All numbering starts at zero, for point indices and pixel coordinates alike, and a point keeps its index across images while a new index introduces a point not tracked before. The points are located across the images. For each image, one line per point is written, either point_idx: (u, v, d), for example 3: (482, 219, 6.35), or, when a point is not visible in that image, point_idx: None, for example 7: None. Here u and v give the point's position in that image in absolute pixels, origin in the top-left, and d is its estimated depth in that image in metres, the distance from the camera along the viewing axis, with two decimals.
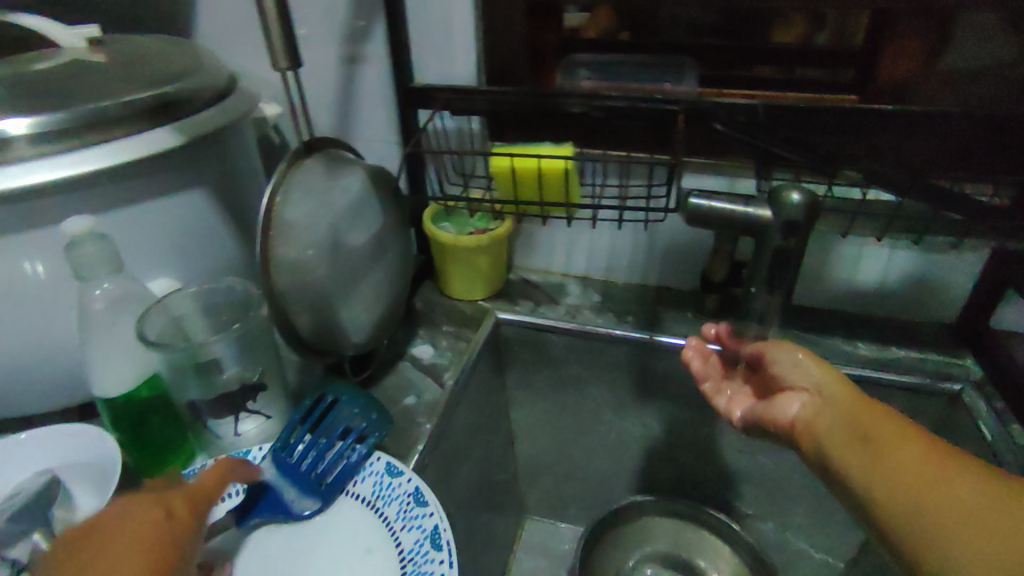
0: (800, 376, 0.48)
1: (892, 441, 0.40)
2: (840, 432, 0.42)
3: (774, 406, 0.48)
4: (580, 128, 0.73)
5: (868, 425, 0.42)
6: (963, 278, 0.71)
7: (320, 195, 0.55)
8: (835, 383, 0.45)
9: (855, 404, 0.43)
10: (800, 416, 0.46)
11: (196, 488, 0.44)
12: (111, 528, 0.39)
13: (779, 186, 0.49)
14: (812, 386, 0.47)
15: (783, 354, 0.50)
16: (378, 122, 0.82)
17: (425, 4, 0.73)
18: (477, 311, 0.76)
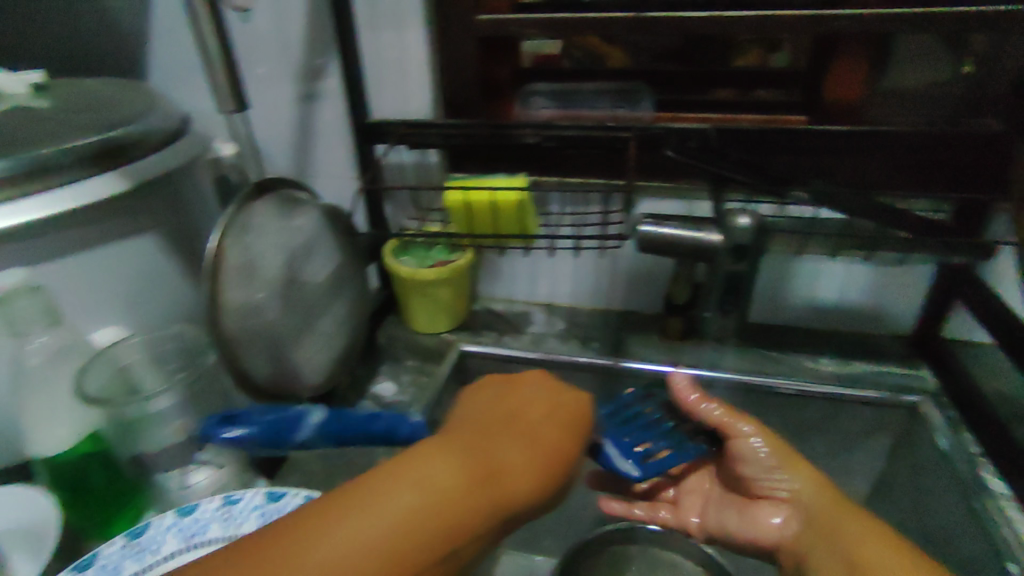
0: (773, 483, 0.55)
1: (870, 554, 0.44)
2: (824, 551, 0.48)
3: (759, 521, 0.57)
4: (536, 158, 0.74)
5: (851, 544, 0.46)
6: (917, 291, 0.73)
7: (272, 237, 0.55)
8: (809, 493, 0.53)
9: (844, 517, 0.48)
10: (780, 531, 0.55)
11: (566, 406, 0.44)
12: (510, 413, 0.42)
13: (728, 212, 0.50)
14: (790, 494, 0.54)
15: (752, 458, 0.56)
16: (335, 158, 0.82)
17: (381, 43, 0.75)
18: (440, 344, 0.76)
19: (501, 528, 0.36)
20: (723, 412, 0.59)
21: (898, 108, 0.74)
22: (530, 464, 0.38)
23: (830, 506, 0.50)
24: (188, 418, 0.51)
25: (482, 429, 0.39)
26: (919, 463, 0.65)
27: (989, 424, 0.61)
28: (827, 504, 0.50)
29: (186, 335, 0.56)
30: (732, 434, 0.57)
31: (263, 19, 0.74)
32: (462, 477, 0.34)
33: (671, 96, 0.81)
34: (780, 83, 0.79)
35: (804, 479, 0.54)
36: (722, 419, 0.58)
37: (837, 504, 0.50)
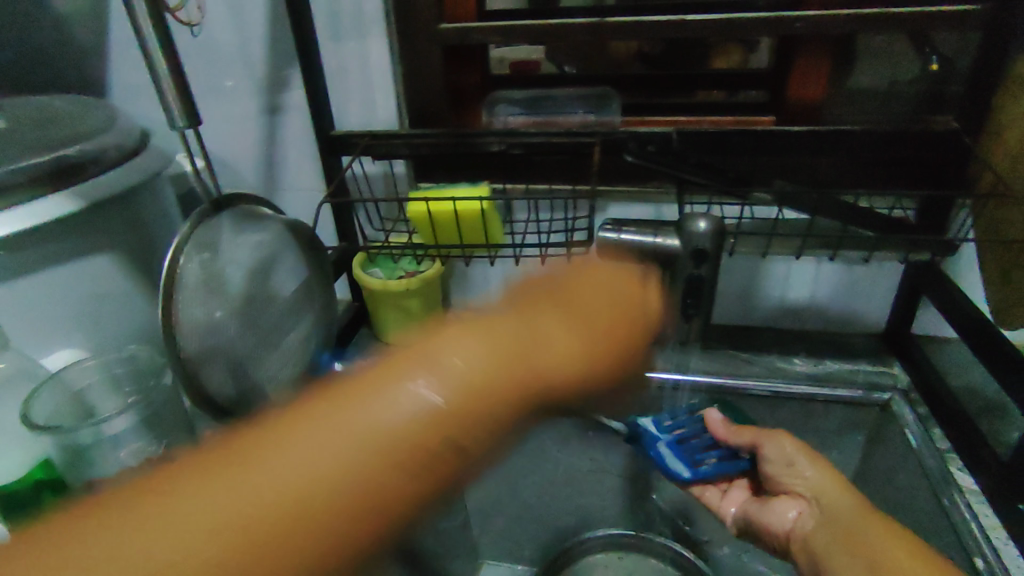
0: (795, 480, 0.53)
1: (893, 562, 0.44)
2: (845, 552, 0.47)
3: (773, 511, 0.55)
4: (504, 165, 0.73)
5: (876, 551, 0.45)
6: (887, 288, 0.73)
7: (232, 252, 0.55)
8: (832, 491, 0.51)
9: (865, 521, 0.48)
10: (796, 525, 0.52)
11: (627, 296, 0.52)
12: (576, 276, 0.52)
13: (686, 217, 0.51)
14: (812, 490, 0.52)
15: (778, 453, 0.54)
16: (302, 170, 0.81)
17: (344, 51, 0.74)
18: (414, 356, 0.75)
19: (456, 476, 0.45)
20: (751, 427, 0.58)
21: (863, 107, 0.75)
22: (576, 340, 0.49)
23: (858, 514, 0.49)
24: (143, 442, 0.54)
25: (566, 288, 0.51)
26: (892, 461, 0.65)
27: (959, 420, 0.61)
28: (854, 511, 0.49)
29: (142, 353, 0.57)
30: (762, 441, 0.55)
31: (224, 32, 0.74)
32: (424, 428, 0.43)
33: (640, 99, 0.81)
34: (746, 82, 0.78)
35: (828, 478, 0.52)
36: (751, 434, 0.57)
37: (865, 513, 0.49)
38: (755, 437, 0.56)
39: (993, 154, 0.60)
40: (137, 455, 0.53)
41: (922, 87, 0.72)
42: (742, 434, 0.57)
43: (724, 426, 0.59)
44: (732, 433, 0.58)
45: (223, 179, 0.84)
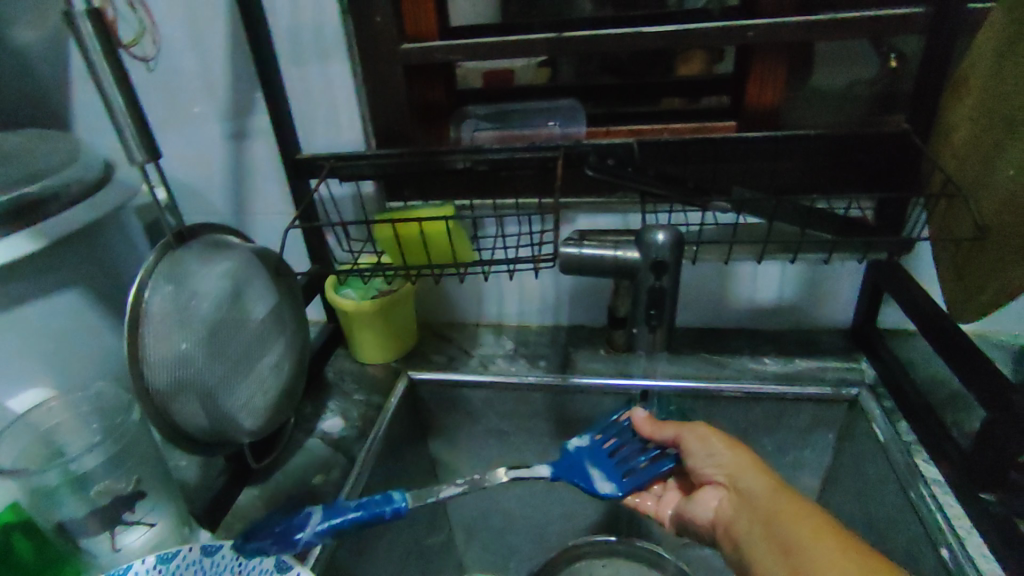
0: (715, 468, 0.55)
1: (793, 529, 0.45)
2: (756, 530, 0.48)
3: (699, 501, 0.56)
4: (470, 180, 0.74)
5: (780, 522, 0.47)
6: (850, 285, 0.75)
7: (195, 284, 0.55)
8: (745, 474, 0.52)
9: (774, 502, 0.48)
10: (716, 511, 0.54)
11: None
12: None
13: (645, 229, 0.51)
14: (728, 474, 0.54)
15: (697, 445, 0.56)
16: (270, 194, 0.81)
17: (307, 74, 0.74)
18: (390, 374, 0.76)
19: None
20: (672, 422, 0.60)
21: (822, 110, 0.76)
22: None
23: (768, 491, 0.50)
24: (113, 476, 0.53)
25: None
26: (861, 454, 0.66)
27: (921, 411, 0.63)
28: (763, 489, 0.50)
29: (108, 392, 0.58)
30: (683, 434, 0.58)
31: (186, 60, 0.74)
32: None
33: (606, 109, 0.81)
34: (709, 89, 0.79)
35: (742, 460, 0.53)
36: (673, 428, 0.59)
37: (774, 489, 0.50)
38: (675, 432, 0.59)
39: (941, 153, 0.62)
40: (109, 491, 0.53)
41: (880, 88, 0.73)
42: (664, 430, 0.60)
43: (647, 421, 0.61)
44: (656, 430, 0.60)
45: (193, 206, 0.84)
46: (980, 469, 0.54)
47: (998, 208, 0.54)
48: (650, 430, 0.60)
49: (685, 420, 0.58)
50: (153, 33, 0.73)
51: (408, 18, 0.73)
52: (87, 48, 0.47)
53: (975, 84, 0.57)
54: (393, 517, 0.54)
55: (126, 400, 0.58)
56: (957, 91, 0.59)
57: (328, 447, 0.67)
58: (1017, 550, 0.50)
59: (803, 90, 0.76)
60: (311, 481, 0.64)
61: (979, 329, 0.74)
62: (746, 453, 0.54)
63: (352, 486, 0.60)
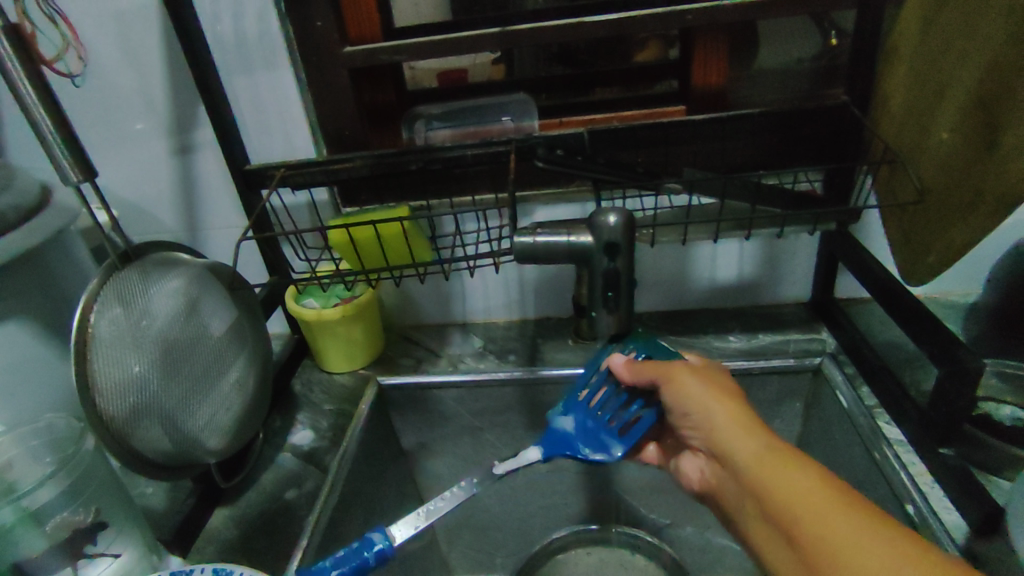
0: (697, 421, 0.50)
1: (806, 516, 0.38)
2: (751, 504, 0.44)
3: (687, 467, 0.57)
4: (426, 180, 0.73)
5: (779, 500, 0.40)
6: (806, 258, 0.77)
7: (143, 301, 0.54)
8: (726, 431, 0.46)
9: (760, 462, 0.43)
10: (699, 478, 0.55)
11: None
12: None
13: (597, 214, 0.52)
14: (708, 435, 0.48)
15: (679, 396, 0.51)
16: (221, 207, 0.79)
17: (252, 84, 0.73)
18: (359, 381, 0.75)
19: None
20: (650, 364, 0.56)
21: (768, 89, 0.77)
22: None
23: (751, 452, 0.44)
24: (72, 508, 0.53)
25: None
26: (826, 422, 0.68)
27: (881, 375, 0.64)
28: (745, 455, 0.44)
29: (59, 422, 0.57)
30: (662, 383, 0.53)
31: (122, 77, 0.72)
32: None
33: (558, 100, 0.81)
34: (659, 73, 0.79)
35: (717, 416, 0.48)
36: (650, 372, 0.55)
37: (762, 451, 0.43)
38: (655, 377, 0.54)
39: (881, 123, 0.63)
40: (69, 522, 0.52)
41: (822, 64, 0.75)
42: (641, 376, 0.56)
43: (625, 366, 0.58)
44: (634, 375, 0.56)
45: (141, 226, 0.82)
46: (937, 426, 0.56)
47: (937, 170, 0.55)
48: (629, 377, 0.58)
49: (661, 366, 0.54)
50: (79, 49, 0.70)
51: (351, 20, 0.72)
52: (8, 68, 0.45)
53: (906, 54, 0.59)
54: (378, 560, 0.52)
55: (77, 428, 0.57)
56: (889, 61, 0.62)
57: (300, 461, 0.66)
58: (976, 498, 0.52)
59: (749, 70, 0.77)
60: (284, 496, 0.63)
61: (932, 292, 0.77)
62: (732, 400, 0.48)
63: (326, 496, 0.58)
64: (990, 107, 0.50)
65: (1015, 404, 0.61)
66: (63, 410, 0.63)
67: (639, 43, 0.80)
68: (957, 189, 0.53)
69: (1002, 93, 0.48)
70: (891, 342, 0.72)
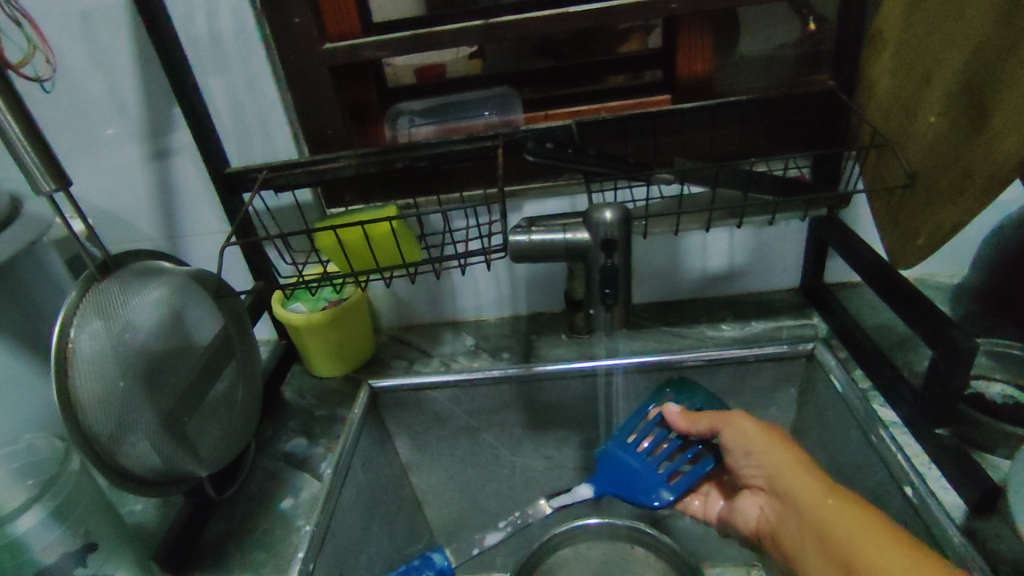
0: (753, 466, 0.56)
1: (860, 548, 0.44)
2: (808, 538, 0.49)
3: (741, 509, 0.59)
4: (413, 177, 0.72)
5: (834, 531, 0.46)
6: (795, 244, 0.77)
7: (117, 308, 0.51)
8: (784, 466, 0.53)
9: (812, 494, 0.50)
10: (761, 517, 0.57)
11: None
12: None
13: (592, 208, 0.51)
14: (768, 475, 0.55)
15: (733, 442, 0.58)
16: (201, 212, 0.77)
17: (230, 85, 0.71)
18: (350, 385, 0.74)
19: None
20: (705, 413, 0.61)
21: (752, 76, 0.77)
22: None
23: (806, 489, 0.51)
24: (59, 533, 0.51)
25: None
26: (822, 406, 0.68)
27: (876, 359, 0.65)
28: (811, 497, 0.50)
29: (41, 443, 0.56)
30: (719, 426, 0.59)
31: (92, 81, 0.69)
32: None
33: (542, 93, 0.80)
34: (643, 63, 0.79)
35: (780, 459, 0.54)
36: (706, 421, 0.61)
37: (816, 489, 0.50)
38: (713, 425, 0.60)
39: (868, 107, 0.63)
40: (58, 547, 0.51)
41: (805, 50, 0.75)
42: (698, 424, 0.61)
43: (680, 415, 0.63)
44: (691, 426, 0.62)
45: (118, 234, 0.79)
46: (931, 406, 0.56)
47: (924, 152, 0.56)
48: (685, 425, 0.62)
49: (718, 413, 0.59)
50: (47, 52, 0.67)
51: (328, 17, 0.70)
52: None
53: (891, 37, 0.59)
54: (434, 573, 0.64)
55: (60, 449, 0.56)
56: (874, 46, 0.62)
57: (293, 469, 0.65)
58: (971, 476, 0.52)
59: (733, 58, 0.77)
60: (279, 506, 0.62)
61: (922, 274, 0.77)
62: (794, 447, 0.55)
63: (323, 504, 0.57)
64: (977, 90, 0.50)
65: (1006, 381, 0.61)
66: (46, 430, 0.61)
67: (623, 35, 0.79)
68: (944, 171, 0.53)
69: (987, 77, 0.49)
70: (882, 325, 0.72)
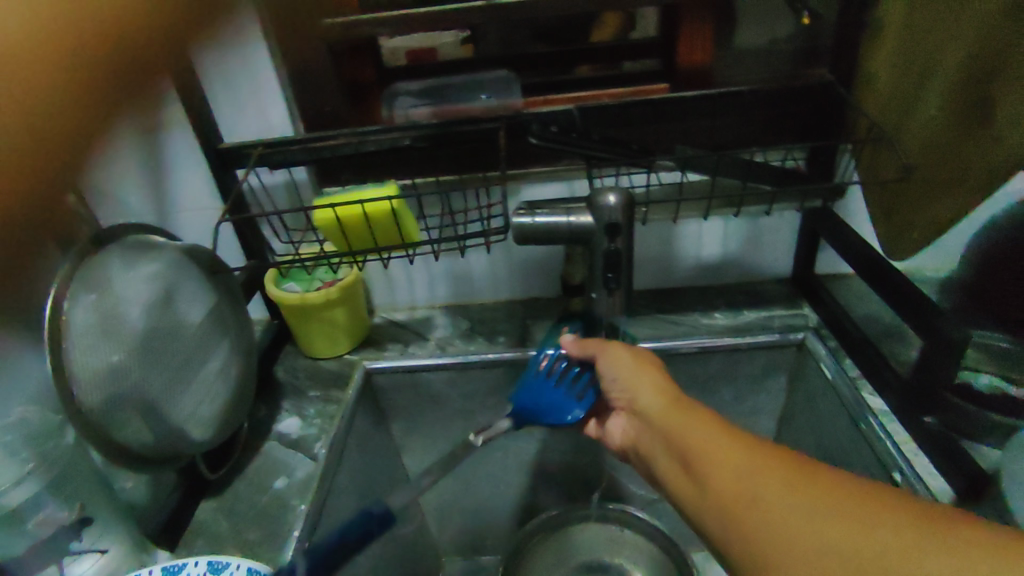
0: (618, 388, 0.54)
1: (717, 465, 0.39)
2: (669, 458, 0.45)
3: (610, 429, 0.58)
4: (408, 158, 0.72)
5: (692, 448, 0.42)
6: (789, 234, 0.78)
7: (103, 282, 0.51)
8: (644, 386, 0.51)
9: (673, 414, 0.46)
10: (624, 435, 0.55)
11: None
12: None
13: (595, 191, 0.51)
14: (629, 397, 0.52)
15: (609, 365, 0.55)
16: (195, 188, 0.75)
17: (225, 60, 0.70)
18: (344, 366, 0.74)
19: None
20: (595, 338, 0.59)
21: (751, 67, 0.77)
22: None
23: (663, 409, 0.48)
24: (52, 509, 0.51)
25: None
26: (811, 395, 0.69)
27: (864, 348, 0.66)
28: (664, 415, 0.47)
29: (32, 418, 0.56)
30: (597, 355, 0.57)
31: None
32: None
33: (541, 78, 0.79)
34: (640, 52, 0.79)
35: (641, 380, 0.52)
36: (593, 347, 0.58)
37: (670, 405, 0.47)
38: (592, 351, 0.58)
39: (864, 101, 0.64)
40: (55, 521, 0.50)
41: (803, 41, 0.75)
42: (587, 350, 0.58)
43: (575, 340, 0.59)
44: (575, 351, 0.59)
45: (107, 209, 0.77)
46: (921, 394, 0.58)
47: (921, 146, 0.57)
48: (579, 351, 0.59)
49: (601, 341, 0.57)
50: None
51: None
52: None
53: (891, 31, 0.59)
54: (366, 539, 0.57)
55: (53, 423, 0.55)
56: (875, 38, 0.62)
57: (287, 450, 0.64)
58: (957, 462, 0.54)
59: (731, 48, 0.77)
60: (273, 486, 0.61)
61: (909, 268, 0.79)
62: (653, 368, 0.53)
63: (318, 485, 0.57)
64: (981, 83, 0.51)
65: (993, 372, 0.63)
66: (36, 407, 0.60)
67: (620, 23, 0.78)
68: (943, 164, 0.55)
69: (993, 70, 0.50)
70: (870, 315, 0.74)
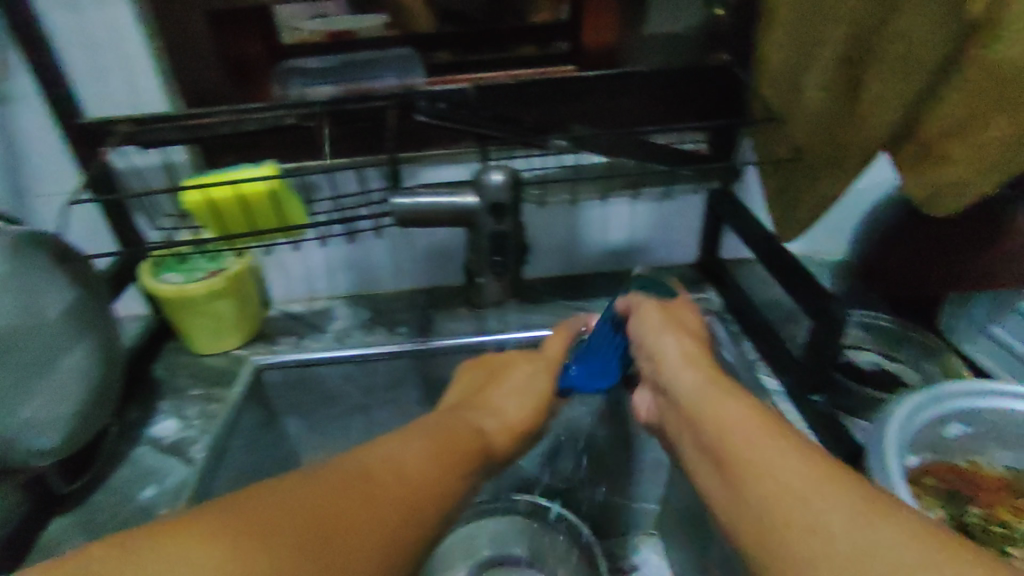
0: (648, 358, 0.55)
1: (757, 463, 0.38)
2: (696, 447, 0.45)
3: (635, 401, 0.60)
4: (296, 137, 0.67)
5: (719, 438, 0.42)
6: (695, 218, 0.78)
7: None
8: (684, 352, 0.52)
9: (707, 392, 0.46)
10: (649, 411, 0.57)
11: None
12: None
13: (481, 170, 0.48)
14: (656, 366, 0.54)
15: (647, 325, 0.57)
16: (54, 169, 0.68)
17: (82, 25, 0.62)
18: (230, 363, 0.68)
19: None
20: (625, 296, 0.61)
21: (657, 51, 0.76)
22: None
23: (698, 382, 0.48)
24: None
25: None
26: None
27: (761, 330, 0.67)
28: (697, 390, 0.47)
29: None
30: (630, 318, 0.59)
31: None
32: None
33: (445, 57, 0.75)
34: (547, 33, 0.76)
35: (672, 348, 0.53)
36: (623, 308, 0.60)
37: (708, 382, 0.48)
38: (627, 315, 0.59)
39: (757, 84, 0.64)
40: None
41: None
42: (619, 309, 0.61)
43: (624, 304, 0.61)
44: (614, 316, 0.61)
45: None
46: (811, 374, 0.59)
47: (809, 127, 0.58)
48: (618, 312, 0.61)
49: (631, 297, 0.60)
50: None
51: None
52: None
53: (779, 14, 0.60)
54: None
55: None
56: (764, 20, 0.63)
57: (160, 455, 0.59)
58: (837, 441, 0.55)
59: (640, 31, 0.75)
60: (141, 496, 0.56)
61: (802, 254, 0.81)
62: (691, 338, 0.54)
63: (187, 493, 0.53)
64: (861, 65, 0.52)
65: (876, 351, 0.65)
66: None
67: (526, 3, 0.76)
68: (830, 144, 0.56)
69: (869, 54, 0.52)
70: (770, 299, 0.75)
